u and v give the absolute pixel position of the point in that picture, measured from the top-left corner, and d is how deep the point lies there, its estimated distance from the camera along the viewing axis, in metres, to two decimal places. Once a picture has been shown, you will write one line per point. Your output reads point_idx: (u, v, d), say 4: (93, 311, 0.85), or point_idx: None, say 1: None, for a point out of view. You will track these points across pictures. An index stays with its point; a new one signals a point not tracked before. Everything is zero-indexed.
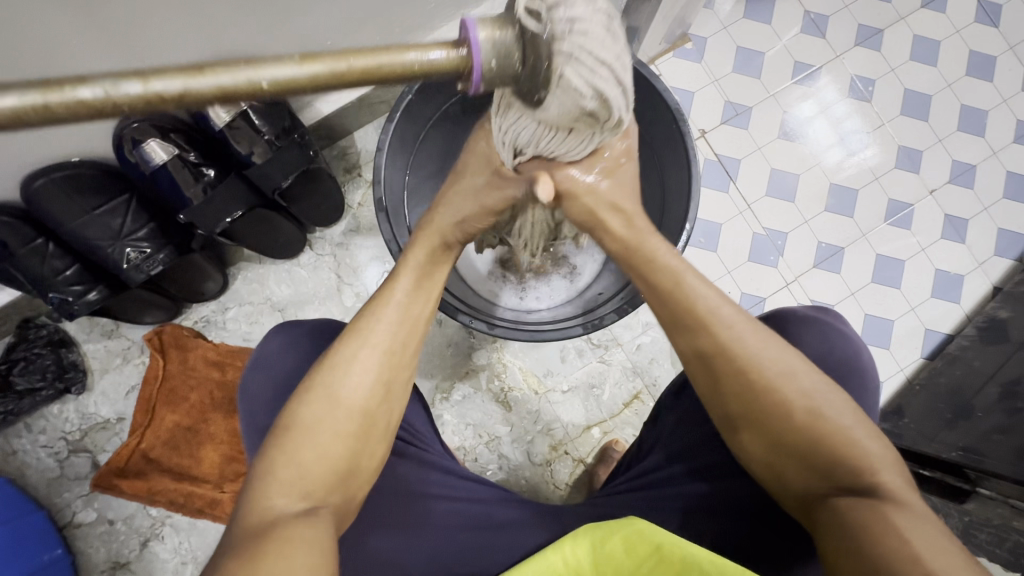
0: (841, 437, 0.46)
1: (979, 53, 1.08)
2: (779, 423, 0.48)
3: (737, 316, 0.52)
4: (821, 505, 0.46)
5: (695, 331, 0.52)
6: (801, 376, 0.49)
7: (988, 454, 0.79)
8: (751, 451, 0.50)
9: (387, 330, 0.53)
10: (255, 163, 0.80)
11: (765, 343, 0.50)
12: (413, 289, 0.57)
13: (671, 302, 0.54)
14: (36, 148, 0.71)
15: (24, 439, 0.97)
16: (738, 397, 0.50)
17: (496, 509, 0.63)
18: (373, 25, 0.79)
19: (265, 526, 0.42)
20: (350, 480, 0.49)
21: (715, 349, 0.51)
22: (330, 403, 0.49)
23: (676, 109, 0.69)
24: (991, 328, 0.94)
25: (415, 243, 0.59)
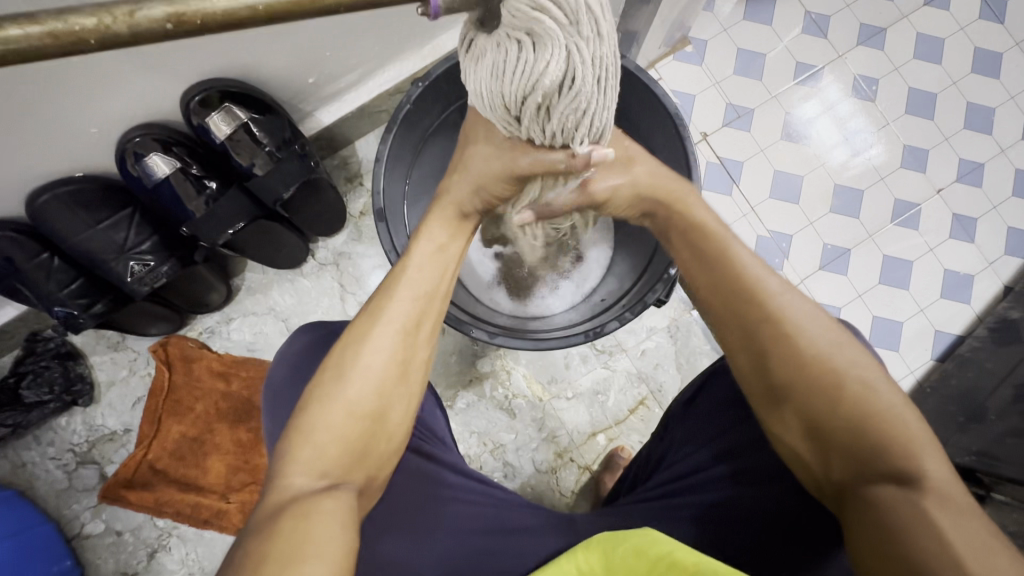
0: (889, 411, 0.44)
1: (984, 50, 1.06)
2: (823, 391, 0.46)
3: (782, 287, 0.51)
4: (852, 492, 0.44)
5: (737, 297, 0.51)
6: (845, 343, 0.48)
7: (1004, 458, 0.76)
8: (786, 427, 0.48)
9: (402, 307, 0.52)
10: (257, 175, 0.81)
11: (805, 309, 0.49)
12: (426, 263, 0.56)
13: (716, 275, 0.53)
14: (38, 164, 0.71)
15: (33, 451, 0.98)
16: (779, 367, 0.48)
17: (511, 515, 0.63)
18: (371, 37, 0.80)
19: (284, 504, 0.41)
20: (369, 459, 0.48)
21: (766, 317, 0.49)
22: (342, 381, 0.48)
23: (675, 114, 0.69)
24: (1002, 328, 0.93)
25: (432, 218, 0.58)
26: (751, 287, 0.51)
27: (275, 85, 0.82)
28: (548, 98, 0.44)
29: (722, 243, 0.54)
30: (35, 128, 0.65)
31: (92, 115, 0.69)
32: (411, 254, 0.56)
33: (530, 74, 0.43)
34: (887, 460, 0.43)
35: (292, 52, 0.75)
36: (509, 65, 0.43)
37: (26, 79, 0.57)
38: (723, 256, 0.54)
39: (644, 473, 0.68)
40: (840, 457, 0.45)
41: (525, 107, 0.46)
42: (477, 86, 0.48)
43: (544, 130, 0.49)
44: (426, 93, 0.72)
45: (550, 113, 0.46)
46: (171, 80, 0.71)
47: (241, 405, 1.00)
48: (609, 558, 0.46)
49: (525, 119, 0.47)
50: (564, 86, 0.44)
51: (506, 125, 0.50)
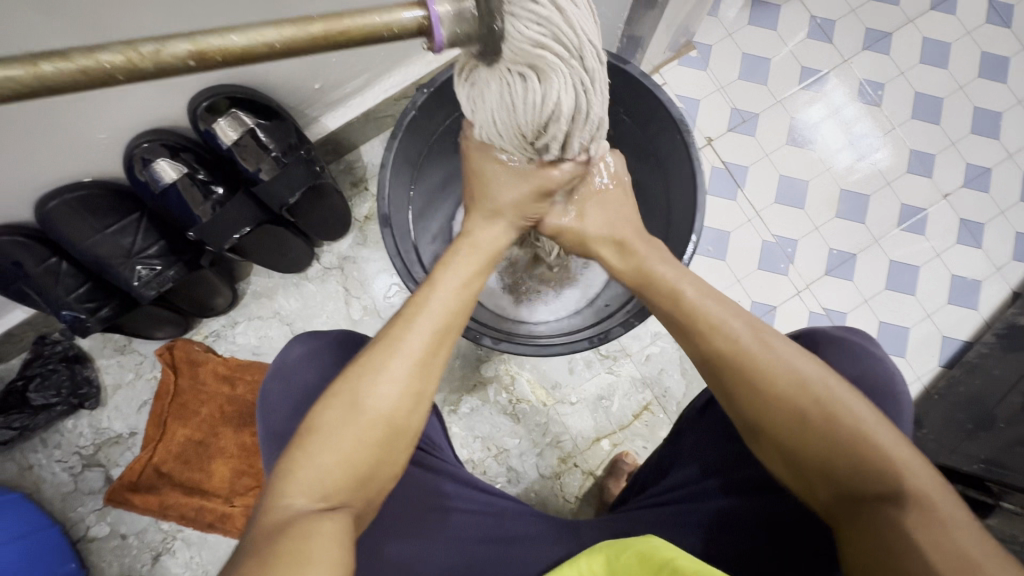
0: (857, 437, 0.44)
1: (991, 54, 1.06)
2: (793, 426, 0.46)
3: (739, 324, 0.51)
4: (841, 516, 0.45)
5: (695, 339, 0.52)
6: (803, 368, 0.47)
7: (1012, 466, 0.75)
8: (770, 460, 0.49)
9: (420, 339, 0.51)
10: (263, 180, 0.81)
11: (757, 346, 0.49)
12: (456, 291, 0.55)
13: (673, 317, 0.54)
14: (48, 170, 0.72)
15: (40, 454, 0.98)
16: (747, 407, 0.49)
17: (515, 520, 0.63)
18: (376, 43, 0.81)
19: (280, 524, 0.41)
20: (372, 484, 0.48)
21: (722, 361, 0.50)
22: (356, 409, 0.48)
23: (679, 120, 0.69)
24: (1010, 335, 0.92)
25: (458, 257, 0.57)
26: (701, 332, 0.52)
27: (281, 91, 0.82)
28: (562, 121, 0.49)
29: (671, 289, 0.55)
30: (45, 135, 0.65)
31: (100, 121, 0.69)
32: (434, 286, 0.55)
33: (542, 105, 0.47)
34: (871, 483, 0.43)
35: (298, 58, 0.76)
36: (520, 98, 0.46)
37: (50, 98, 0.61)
38: (677, 299, 0.54)
39: (651, 480, 0.68)
40: (823, 482, 0.46)
41: (540, 130, 0.50)
42: (487, 119, 0.50)
43: (558, 147, 0.53)
44: (431, 99, 0.72)
45: (563, 132, 0.50)
46: (179, 86, 0.72)
47: (245, 409, 1.00)
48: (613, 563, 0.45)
49: (540, 141, 0.51)
50: (573, 111, 0.48)
51: (520, 148, 0.53)
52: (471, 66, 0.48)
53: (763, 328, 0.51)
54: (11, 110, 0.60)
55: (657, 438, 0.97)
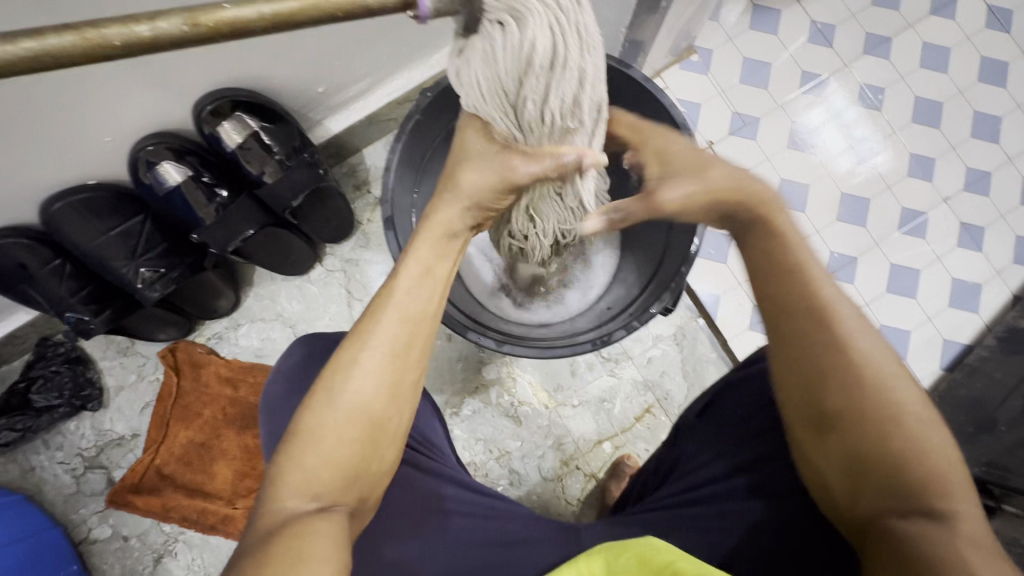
0: (932, 454, 0.43)
1: (990, 59, 1.06)
2: (873, 424, 0.44)
3: (853, 310, 0.47)
4: (874, 524, 0.44)
5: (800, 313, 0.47)
6: (900, 375, 0.45)
7: (1013, 470, 0.75)
8: (825, 453, 0.47)
9: (390, 330, 0.50)
10: (267, 183, 0.82)
11: (868, 339, 0.46)
12: (419, 278, 0.52)
13: (769, 290, 0.49)
14: (53, 173, 0.72)
15: (42, 456, 0.98)
16: (832, 392, 0.45)
17: (517, 522, 0.63)
18: (380, 46, 0.81)
19: (276, 525, 0.41)
20: (363, 481, 0.48)
21: (833, 340, 0.46)
22: (331, 408, 0.47)
23: (682, 124, 0.70)
24: (1010, 338, 0.92)
25: (418, 242, 0.54)
26: (814, 307, 0.47)
27: (286, 94, 0.83)
28: (540, 70, 0.50)
29: (781, 259, 0.50)
30: (51, 137, 0.66)
31: (106, 124, 0.70)
32: (398, 276, 0.52)
33: (524, 57, 0.49)
34: (920, 500, 0.42)
35: (303, 62, 0.76)
36: (501, 46, 0.49)
37: (59, 96, 0.61)
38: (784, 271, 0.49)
39: (654, 483, 0.68)
40: (872, 490, 0.44)
41: (520, 87, 0.51)
42: (471, 86, 0.51)
43: (541, 115, 0.53)
44: (434, 102, 0.73)
45: (542, 87, 0.51)
46: (184, 88, 0.72)
47: (247, 410, 1.00)
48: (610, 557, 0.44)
49: (521, 100, 0.52)
50: (552, 67, 0.51)
51: (502, 116, 0.53)
52: (460, 43, 0.51)
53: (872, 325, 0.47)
54: (18, 112, 0.60)
55: (659, 440, 0.98)
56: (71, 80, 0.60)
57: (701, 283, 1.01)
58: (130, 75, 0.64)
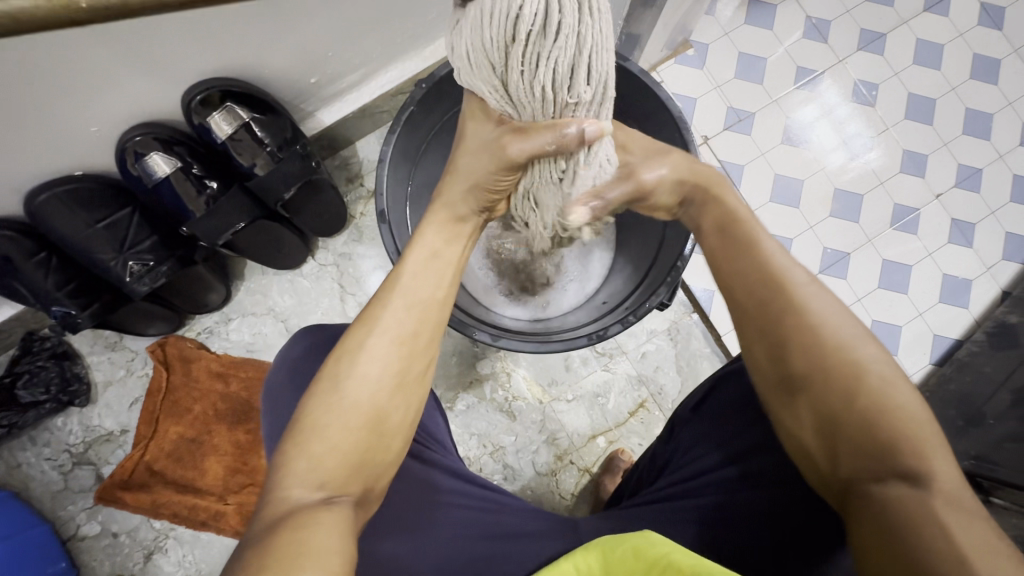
0: (903, 409, 0.43)
1: (983, 56, 1.07)
2: (840, 384, 0.45)
3: (807, 280, 0.50)
4: (856, 490, 0.43)
5: (757, 288, 0.51)
6: (863, 338, 0.46)
7: (1002, 463, 0.76)
8: (800, 421, 0.47)
9: (397, 316, 0.52)
10: (258, 175, 0.81)
11: (823, 303, 0.48)
12: (421, 267, 0.55)
13: (733, 270, 0.53)
14: (37, 163, 0.71)
15: (28, 452, 0.97)
16: (795, 355, 0.47)
17: (517, 517, 0.63)
18: (374, 36, 0.80)
19: (280, 516, 0.40)
20: (369, 468, 0.47)
21: (787, 306, 0.49)
22: (338, 392, 0.48)
23: (678, 117, 0.69)
24: (1000, 333, 0.93)
25: (427, 227, 0.58)
26: (771, 279, 0.50)
27: (277, 84, 0.81)
28: (528, 39, 0.46)
29: (746, 240, 0.54)
30: (35, 125, 0.64)
31: (92, 112, 0.68)
32: (405, 264, 0.55)
33: (508, 21, 0.46)
34: (896, 461, 0.41)
35: (295, 51, 0.75)
36: (489, 12, 0.46)
37: (42, 81, 0.59)
38: (746, 247, 0.53)
39: (649, 477, 0.69)
40: (850, 457, 0.44)
41: (508, 59, 0.48)
42: (463, 56, 0.51)
43: (530, 89, 0.50)
44: (429, 94, 0.72)
45: (530, 58, 0.47)
46: (173, 77, 0.71)
47: (239, 406, 0.99)
48: (609, 557, 0.44)
49: (508, 73, 0.49)
50: (543, 32, 0.46)
51: (492, 90, 0.52)
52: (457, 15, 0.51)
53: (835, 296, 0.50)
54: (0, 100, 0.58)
55: (652, 435, 0.98)
56: (49, 65, 0.58)
57: (695, 278, 1.01)
58: (116, 61, 0.62)
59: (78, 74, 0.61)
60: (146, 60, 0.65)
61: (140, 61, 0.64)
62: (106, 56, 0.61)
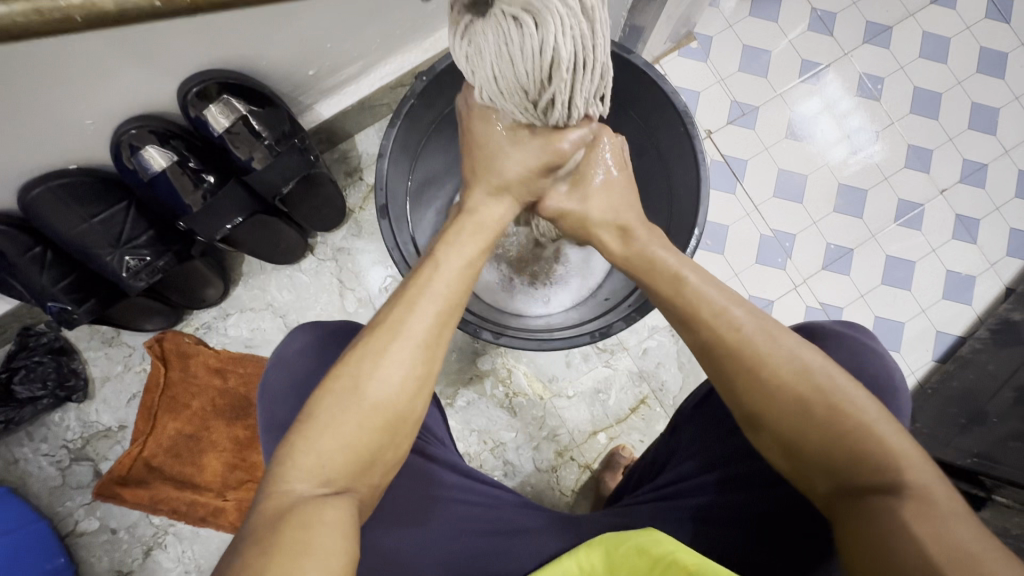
0: (859, 431, 0.44)
1: (990, 50, 1.06)
2: (795, 415, 0.46)
3: (743, 314, 0.50)
4: (842, 505, 0.44)
5: (699, 329, 0.51)
6: (807, 362, 0.47)
7: (1003, 460, 0.77)
8: (767, 450, 0.49)
9: (422, 323, 0.49)
10: (256, 169, 0.80)
11: (764, 338, 0.49)
12: (462, 265, 0.53)
13: (669, 307, 0.54)
14: (31, 156, 0.69)
15: (26, 447, 0.96)
16: (747, 396, 0.48)
17: (513, 514, 0.62)
18: (373, 27, 0.78)
19: (284, 510, 0.40)
20: (377, 468, 0.46)
21: (727, 348, 0.49)
22: (358, 394, 0.46)
23: (683, 111, 0.68)
24: (1003, 330, 0.93)
25: (462, 234, 0.55)
26: (703, 323, 0.51)
27: (275, 76, 0.80)
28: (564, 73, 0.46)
29: (679, 279, 0.54)
30: (28, 118, 0.63)
31: (86, 104, 0.67)
32: (438, 267, 0.52)
33: (546, 57, 0.44)
34: (870, 477, 0.43)
35: (293, 43, 0.74)
36: (519, 47, 0.44)
37: (35, 72, 0.58)
38: (682, 286, 0.53)
39: (650, 475, 0.68)
40: (824, 475, 0.45)
41: (543, 87, 0.47)
42: (487, 76, 0.47)
43: (567, 110, 0.51)
44: (429, 87, 0.70)
45: (567, 88, 0.47)
46: (169, 68, 0.69)
47: (237, 402, 0.99)
48: (612, 557, 0.43)
49: (544, 100, 0.49)
50: (578, 65, 0.46)
51: (523, 110, 0.51)
52: (467, 22, 0.46)
53: (773, 323, 0.50)
54: None
55: (654, 431, 0.97)
56: (41, 58, 0.57)
57: None
58: (110, 53, 0.61)
59: (73, 66, 0.60)
60: (142, 51, 0.64)
61: (135, 52, 0.63)
62: (102, 47, 0.60)
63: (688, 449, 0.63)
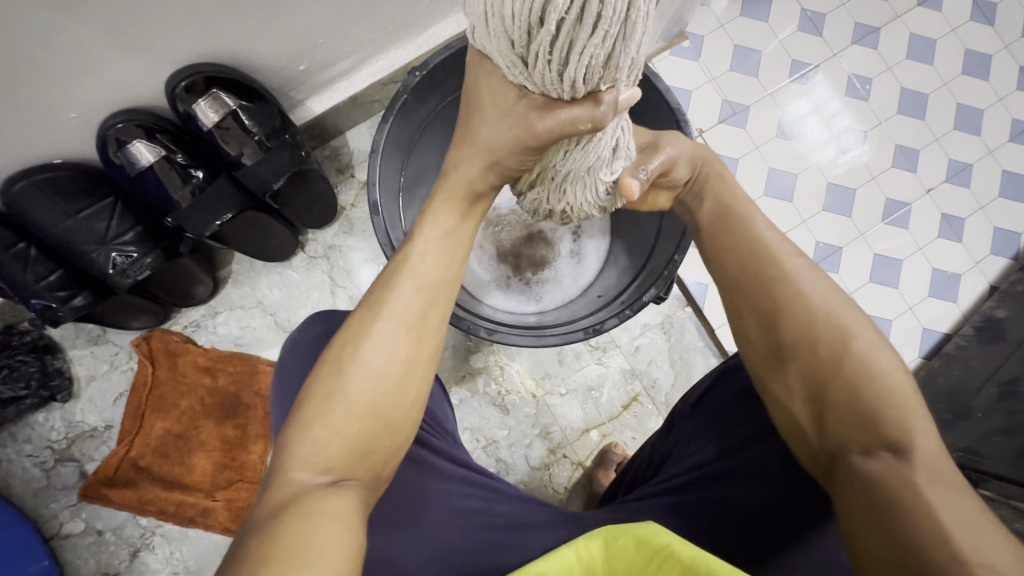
0: (885, 378, 0.45)
1: (974, 52, 1.08)
2: (824, 351, 0.47)
3: (798, 258, 0.52)
4: (848, 455, 0.45)
5: (748, 260, 0.53)
6: (848, 311, 0.49)
7: (988, 454, 0.78)
8: (786, 388, 0.49)
9: (404, 299, 0.49)
10: (245, 165, 0.79)
11: (812, 277, 0.51)
12: (441, 238, 0.52)
13: (715, 254, 0.56)
14: (14, 149, 0.68)
15: (9, 448, 0.94)
16: (785, 325, 0.49)
17: (516, 508, 0.62)
18: (364, 21, 0.78)
19: (285, 501, 0.40)
20: (376, 456, 0.46)
21: (778, 277, 0.51)
22: (342, 376, 0.46)
23: (676, 108, 0.68)
24: (987, 327, 0.94)
25: (438, 199, 0.53)
26: (761, 254, 0.53)
27: (265, 71, 0.79)
28: (560, 25, 0.37)
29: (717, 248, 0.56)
30: (11, 110, 0.62)
31: (71, 97, 0.65)
32: (416, 243, 0.51)
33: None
34: (880, 433, 0.44)
35: (283, 37, 0.73)
36: None
37: (18, 63, 0.57)
38: (736, 238, 0.55)
39: (648, 472, 0.69)
40: (836, 425, 0.46)
41: (532, 39, 0.39)
42: (479, 12, 0.40)
43: (557, 75, 0.42)
44: (422, 83, 0.70)
45: (560, 47, 0.38)
46: (157, 61, 0.68)
47: (227, 401, 0.98)
48: (611, 548, 0.42)
49: (532, 57, 0.40)
50: (575, 18, 0.36)
51: (510, 65, 0.43)
52: None
53: (825, 275, 0.52)
54: None
55: (646, 429, 0.98)
56: (24, 45, 0.55)
57: (690, 272, 1.01)
58: (95, 43, 0.60)
59: (57, 58, 0.59)
60: (129, 44, 0.63)
61: (122, 44, 0.62)
62: (88, 38, 0.59)
63: (681, 449, 0.64)
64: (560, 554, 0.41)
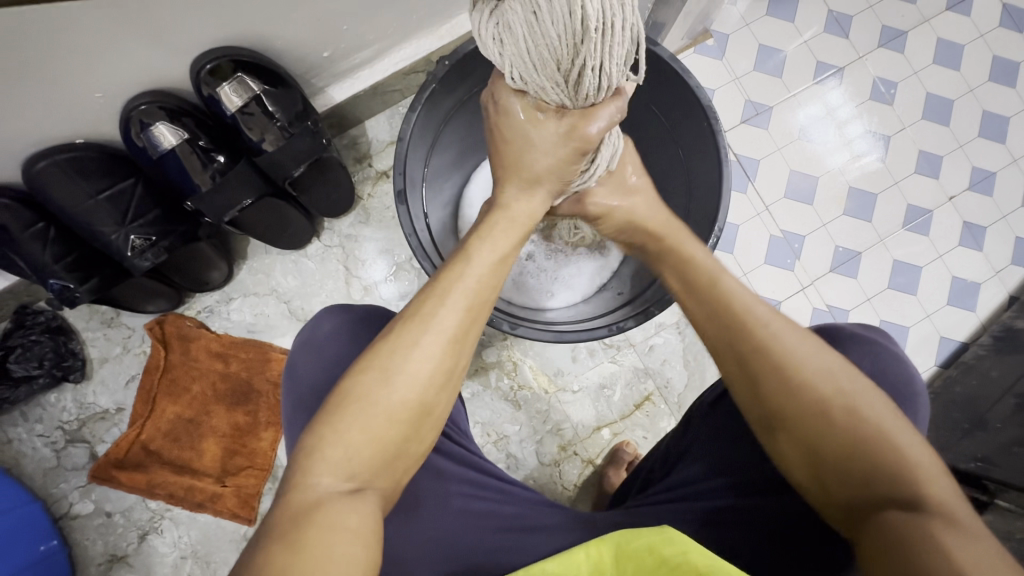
0: (878, 434, 0.45)
1: (1002, 58, 1.06)
2: (813, 418, 0.47)
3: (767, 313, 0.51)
4: (863, 517, 0.44)
5: (726, 320, 0.52)
6: (800, 356, 0.49)
7: (1004, 464, 0.78)
8: (790, 456, 0.49)
9: (453, 315, 0.48)
10: (267, 151, 0.78)
11: (793, 337, 0.49)
12: (500, 260, 0.52)
13: (696, 304, 0.54)
14: (38, 127, 0.68)
15: (20, 428, 0.94)
16: (771, 397, 0.49)
17: (529, 508, 0.61)
18: (390, 9, 0.77)
19: (307, 508, 0.40)
20: (402, 461, 0.46)
21: (754, 348, 0.49)
22: (388, 385, 0.45)
23: (708, 106, 0.67)
24: (1005, 338, 0.93)
25: (498, 231, 0.54)
26: (737, 318, 0.51)
27: (289, 58, 0.78)
28: (597, 36, 0.45)
29: (716, 273, 0.54)
30: (33, 88, 0.61)
31: (96, 77, 0.65)
32: (470, 256, 0.51)
33: (570, 14, 0.44)
34: (888, 487, 0.44)
35: (310, 24, 0.72)
36: (547, 11, 0.44)
37: (43, 39, 0.56)
38: (711, 282, 0.54)
39: (660, 471, 0.67)
40: (839, 484, 0.46)
41: (576, 54, 0.46)
42: (517, 54, 0.48)
43: (600, 83, 0.49)
44: (450, 72, 0.69)
45: (600, 54, 0.46)
46: (182, 45, 0.68)
47: (238, 387, 0.97)
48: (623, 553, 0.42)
49: (577, 71, 0.48)
50: (606, 27, 0.45)
51: (556, 87, 0.50)
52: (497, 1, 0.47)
53: (801, 329, 0.51)
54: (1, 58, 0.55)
55: (657, 428, 0.97)
56: (50, 24, 0.55)
57: None
58: (122, 27, 0.60)
59: (82, 37, 0.58)
60: (152, 28, 0.62)
61: (145, 29, 0.62)
62: (115, 22, 0.58)
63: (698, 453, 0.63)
64: (571, 556, 0.42)
